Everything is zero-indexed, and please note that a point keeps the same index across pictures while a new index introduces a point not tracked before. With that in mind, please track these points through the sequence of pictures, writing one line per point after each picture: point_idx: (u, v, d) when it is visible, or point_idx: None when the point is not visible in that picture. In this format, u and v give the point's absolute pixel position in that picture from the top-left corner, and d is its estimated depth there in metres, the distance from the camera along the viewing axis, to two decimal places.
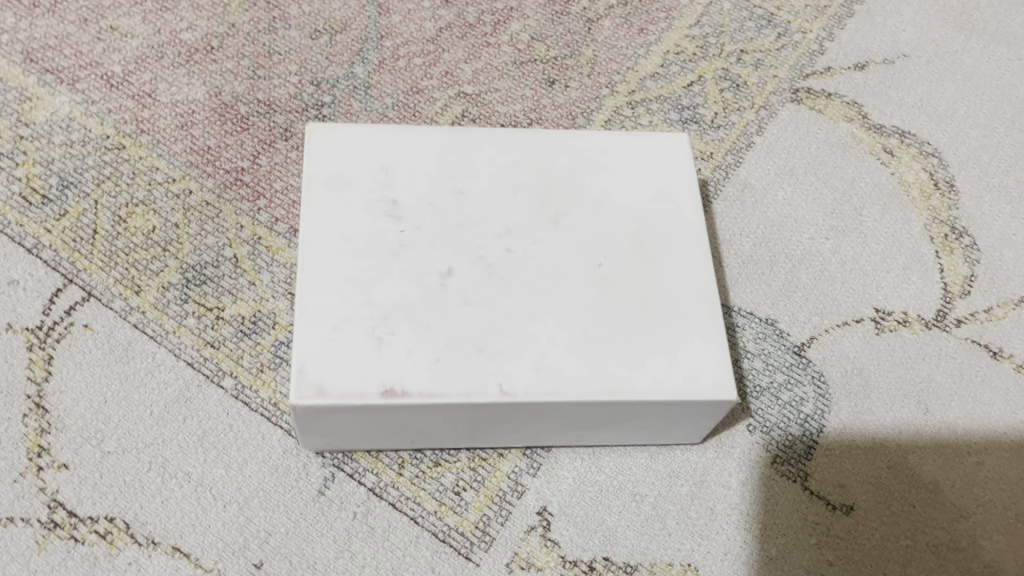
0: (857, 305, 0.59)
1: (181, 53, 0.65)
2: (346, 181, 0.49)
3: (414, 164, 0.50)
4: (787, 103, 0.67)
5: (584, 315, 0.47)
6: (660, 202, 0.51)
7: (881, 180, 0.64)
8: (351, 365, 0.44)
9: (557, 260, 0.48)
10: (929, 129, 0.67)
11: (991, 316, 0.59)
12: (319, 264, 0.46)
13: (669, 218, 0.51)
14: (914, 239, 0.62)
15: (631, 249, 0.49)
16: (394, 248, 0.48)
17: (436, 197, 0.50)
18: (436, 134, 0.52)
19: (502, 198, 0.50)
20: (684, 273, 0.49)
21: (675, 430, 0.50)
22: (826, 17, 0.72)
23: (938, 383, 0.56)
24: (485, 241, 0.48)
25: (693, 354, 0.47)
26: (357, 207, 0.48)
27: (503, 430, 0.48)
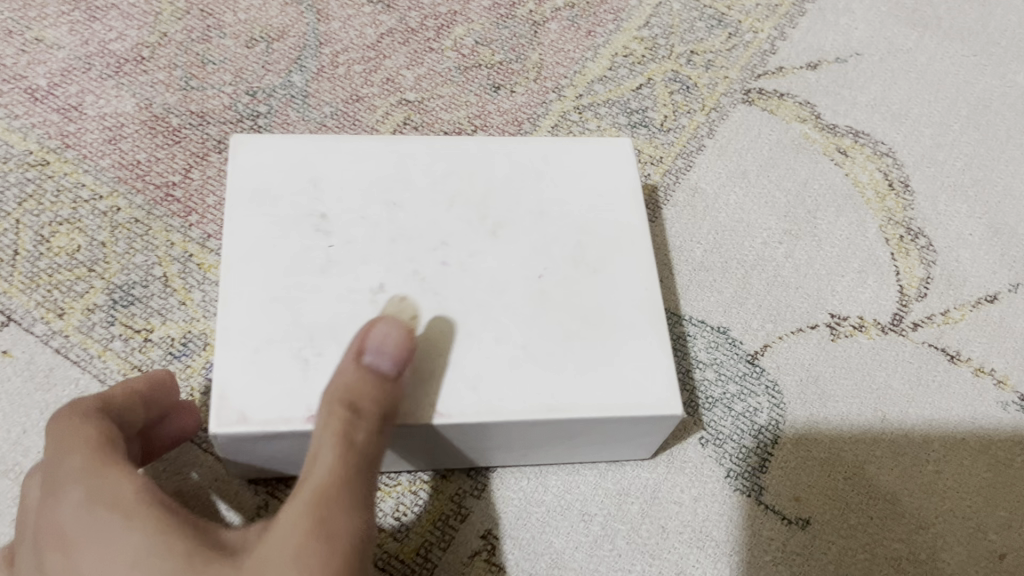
0: (811, 311, 0.57)
1: (110, 64, 0.62)
2: (272, 196, 0.47)
3: (345, 176, 0.48)
4: (737, 105, 0.65)
5: (524, 329, 0.45)
6: (603, 211, 0.49)
7: (834, 182, 0.62)
8: (274, 389, 0.42)
9: (494, 272, 0.46)
10: (883, 128, 0.65)
11: (948, 318, 0.57)
12: (243, 284, 0.44)
13: (612, 227, 0.49)
14: (869, 242, 0.60)
15: (573, 259, 0.47)
16: (322, 264, 0.45)
17: (367, 209, 0.47)
18: (368, 145, 0.50)
19: (437, 209, 0.48)
20: (629, 284, 0.47)
21: (624, 446, 0.48)
22: (777, 16, 0.70)
23: (895, 390, 0.55)
24: (419, 254, 0.46)
25: (638, 368, 0.45)
26: (284, 222, 0.46)
27: (443, 451, 0.46)
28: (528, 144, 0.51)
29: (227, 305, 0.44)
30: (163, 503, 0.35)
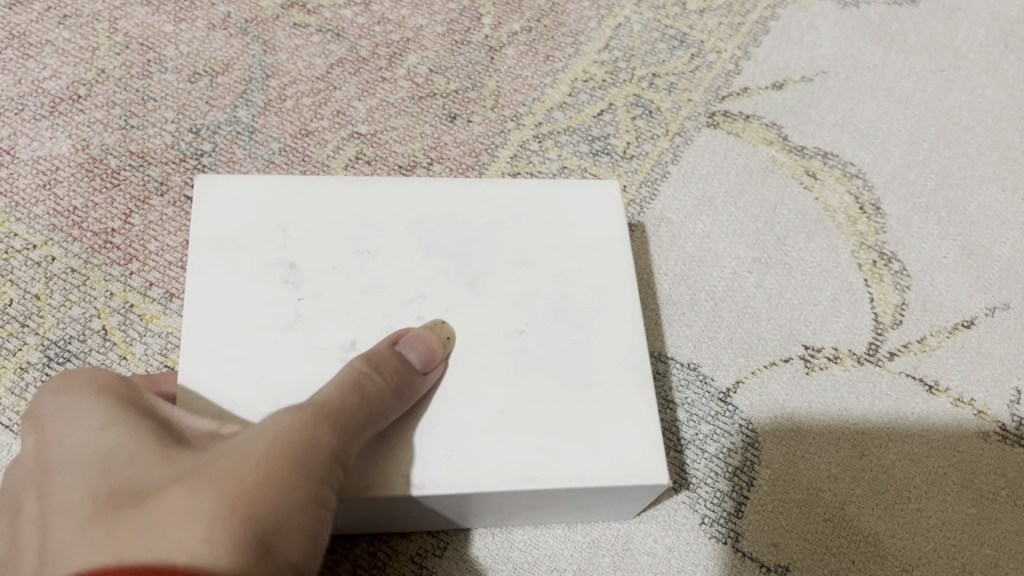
0: (785, 343, 0.55)
1: (44, 104, 0.59)
2: (237, 243, 0.44)
3: (315, 220, 0.45)
4: (702, 128, 0.63)
5: (503, 390, 0.42)
6: (590, 257, 0.46)
7: (804, 206, 0.60)
8: None
9: (473, 327, 0.43)
10: (852, 149, 0.64)
11: (925, 346, 0.55)
12: (204, 342, 0.41)
13: (599, 276, 0.45)
14: (842, 268, 0.58)
15: (557, 312, 0.44)
16: (290, 319, 0.42)
17: (338, 256, 0.44)
18: (341, 187, 0.46)
19: (414, 258, 0.45)
20: (615, 337, 0.44)
21: (606, 509, 0.45)
22: (741, 35, 0.69)
23: (873, 424, 0.53)
24: (394, 309, 0.43)
25: (624, 434, 0.41)
26: (249, 271, 0.43)
27: (402, 516, 0.43)
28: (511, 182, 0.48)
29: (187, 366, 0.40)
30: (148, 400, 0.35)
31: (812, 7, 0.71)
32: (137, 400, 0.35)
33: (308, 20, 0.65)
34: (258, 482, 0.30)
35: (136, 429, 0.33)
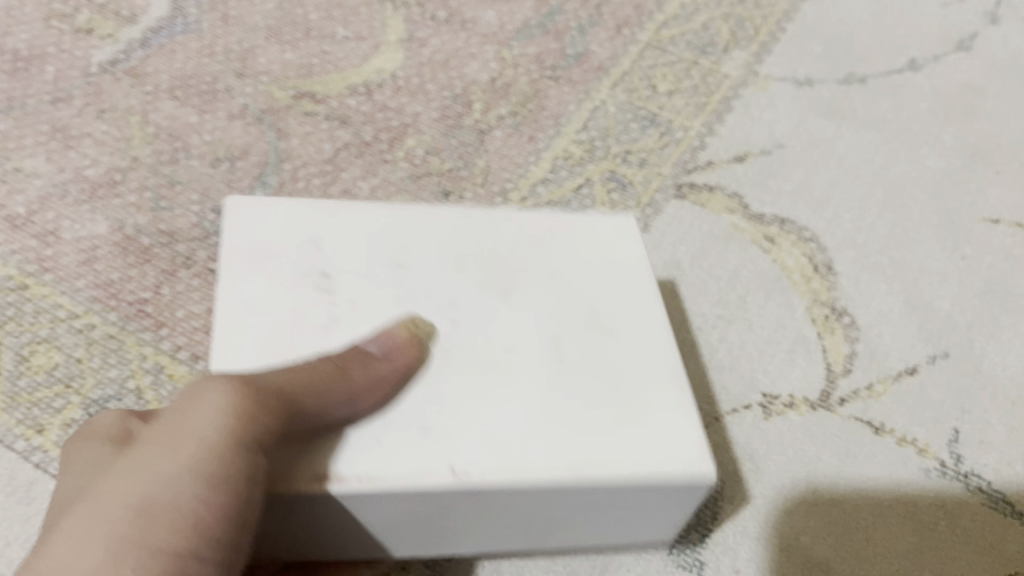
0: (745, 391, 0.61)
1: (84, 189, 0.67)
2: (272, 255, 0.47)
3: (349, 241, 0.49)
4: (671, 200, 0.70)
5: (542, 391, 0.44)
6: (608, 277, 0.50)
7: (763, 267, 0.67)
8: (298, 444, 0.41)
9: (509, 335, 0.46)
10: (806, 215, 0.71)
11: (872, 391, 0.61)
12: (241, 342, 0.44)
13: (618, 292, 0.49)
14: (797, 322, 0.65)
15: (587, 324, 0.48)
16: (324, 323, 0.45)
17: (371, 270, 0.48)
18: (374, 213, 0.50)
19: (445, 271, 0.48)
20: (635, 340, 0.48)
21: (635, 522, 0.48)
22: (706, 114, 0.76)
23: (825, 463, 0.59)
24: (434, 314, 0.46)
25: (644, 426, 0.44)
26: (285, 279, 0.46)
27: (410, 530, 0.44)
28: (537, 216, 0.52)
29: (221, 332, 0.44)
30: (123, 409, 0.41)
31: (771, 86, 0.78)
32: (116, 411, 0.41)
33: (317, 109, 0.73)
34: (124, 496, 0.34)
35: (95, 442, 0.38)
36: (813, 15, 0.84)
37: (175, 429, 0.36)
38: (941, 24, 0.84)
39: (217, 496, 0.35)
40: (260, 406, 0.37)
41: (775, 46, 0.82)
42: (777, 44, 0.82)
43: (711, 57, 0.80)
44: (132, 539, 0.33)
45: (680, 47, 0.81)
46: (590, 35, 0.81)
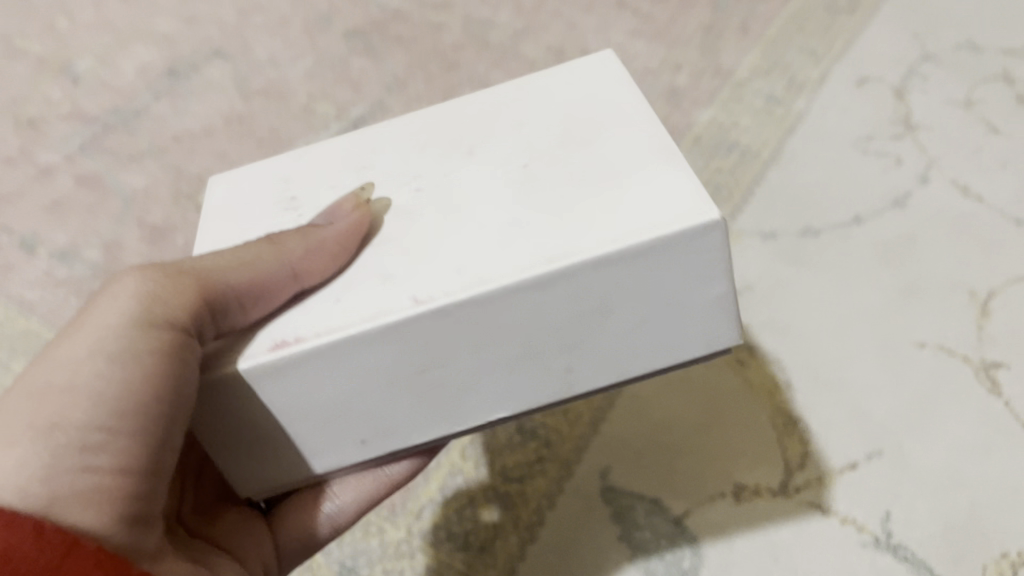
0: (721, 483, 0.80)
1: None
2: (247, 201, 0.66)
3: (315, 168, 0.67)
4: None
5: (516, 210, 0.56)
6: (586, 109, 0.62)
7: (736, 383, 0.86)
8: (314, 318, 0.55)
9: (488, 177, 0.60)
10: (771, 342, 0.89)
11: (822, 482, 0.79)
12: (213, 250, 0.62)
13: (601, 112, 0.61)
14: (762, 428, 0.83)
15: (570, 150, 0.59)
16: (283, 221, 0.63)
17: (335, 181, 0.65)
18: (349, 142, 0.68)
19: (409, 154, 0.65)
20: (613, 126, 0.60)
21: (678, 315, 0.56)
22: None
23: (784, 538, 0.77)
24: (402, 184, 0.62)
25: (632, 186, 0.55)
26: (261, 209, 0.65)
27: (446, 380, 0.56)
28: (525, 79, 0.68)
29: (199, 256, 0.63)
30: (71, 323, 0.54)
31: (741, 240, 0.99)
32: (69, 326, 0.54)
33: None
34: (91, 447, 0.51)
35: (62, 365, 0.52)
36: (778, 180, 1.05)
37: (73, 327, 0.54)
38: (882, 185, 1.04)
39: (117, 375, 0.52)
40: (177, 294, 0.54)
41: (746, 206, 1.02)
42: (747, 205, 1.02)
43: None
44: (47, 415, 0.51)
45: None
46: None
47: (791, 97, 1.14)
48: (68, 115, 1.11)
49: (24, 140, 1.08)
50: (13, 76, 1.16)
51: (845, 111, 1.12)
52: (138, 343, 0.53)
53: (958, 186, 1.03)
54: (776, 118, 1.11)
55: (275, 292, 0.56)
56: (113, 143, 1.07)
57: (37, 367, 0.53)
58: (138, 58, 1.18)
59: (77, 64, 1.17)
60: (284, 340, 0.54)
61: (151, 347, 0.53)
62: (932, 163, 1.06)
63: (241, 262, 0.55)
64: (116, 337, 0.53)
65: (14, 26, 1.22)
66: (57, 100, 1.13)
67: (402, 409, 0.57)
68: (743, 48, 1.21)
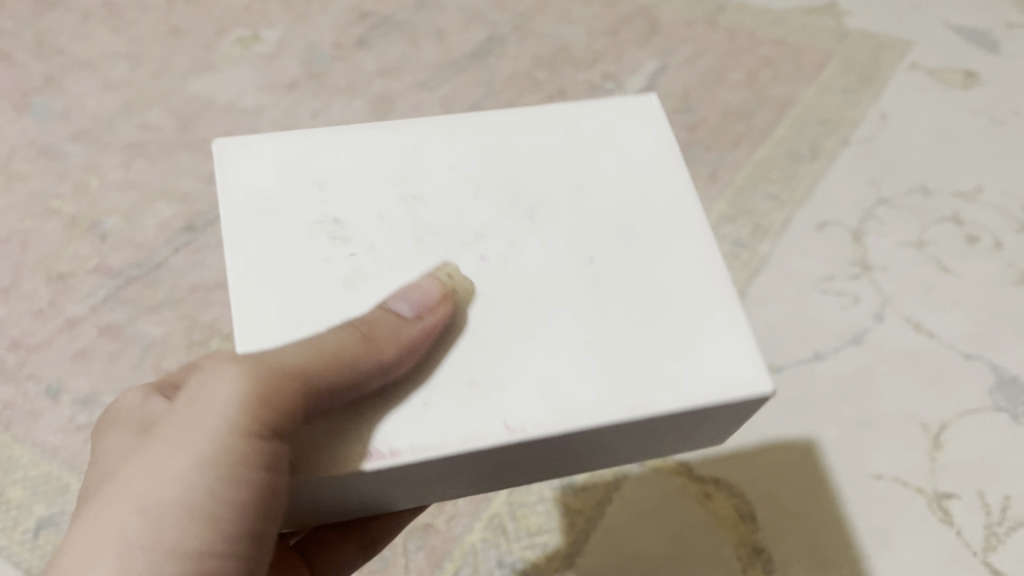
0: None
1: None
2: (278, 204, 0.67)
3: (347, 178, 0.69)
4: (633, 466, 0.98)
5: (604, 327, 0.63)
6: (636, 193, 0.71)
7: (703, 517, 0.95)
8: (415, 429, 0.57)
9: (560, 265, 0.66)
10: (736, 476, 0.98)
11: None
12: (254, 264, 0.64)
13: (654, 202, 0.70)
14: (727, 560, 0.93)
15: (635, 249, 0.67)
16: (334, 247, 0.65)
17: (383, 211, 0.68)
18: (383, 154, 0.71)
19: (466, 202, 0.69)
20: (672, 235, 0.69)
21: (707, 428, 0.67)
22: None
23: None
24: (472, 247, 0.67)
25: (700, 320, 0.64)
26: (299, 225, 0.66)
27: (517, 465, 0.63)
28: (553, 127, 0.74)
29: (238, 268, 0.63)
30: (161, 446, 0.53)
31: None
32: (156, 450, 0.53)
33: None
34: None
35: (158, 498, 0.52)
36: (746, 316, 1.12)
37: (166, 446, 0.53)
38: (841, 322, 1.12)
39: (214, 502, 0.53)
40: (268, 408, 0.54)
41: None
42: None
43: None
44: (149, 552, 0.50)
45: None
46: None
47: (756, 241, 1.24)
48: (94, 270, 1.22)
49: (53, 294, 1.19)
50: (46, 233, 1.28)
51: (807, 253, 1.22)
52: (234, 464, 0.53)
53: (912, 323, 1.11)
54: (742, 261, 1.21)
55: (367, 383, 0.56)
56: (133, 295, 1.18)
57: (128, 485, 0.52)
58: (160, 215, 1.30)
59: (104, 221, 1.29)
60: (378, 452, 0.56)
61: (252, 468, 0.53)
62: (888, 300, 1.15)
63: (334, 361, 0.55)
64: (212, 465, 0.53)
65: (49, 187, 1.35)
66: (85, 254, 1.24)
67: (460, 484, 0.65)
68: (711, 197, 1.31)
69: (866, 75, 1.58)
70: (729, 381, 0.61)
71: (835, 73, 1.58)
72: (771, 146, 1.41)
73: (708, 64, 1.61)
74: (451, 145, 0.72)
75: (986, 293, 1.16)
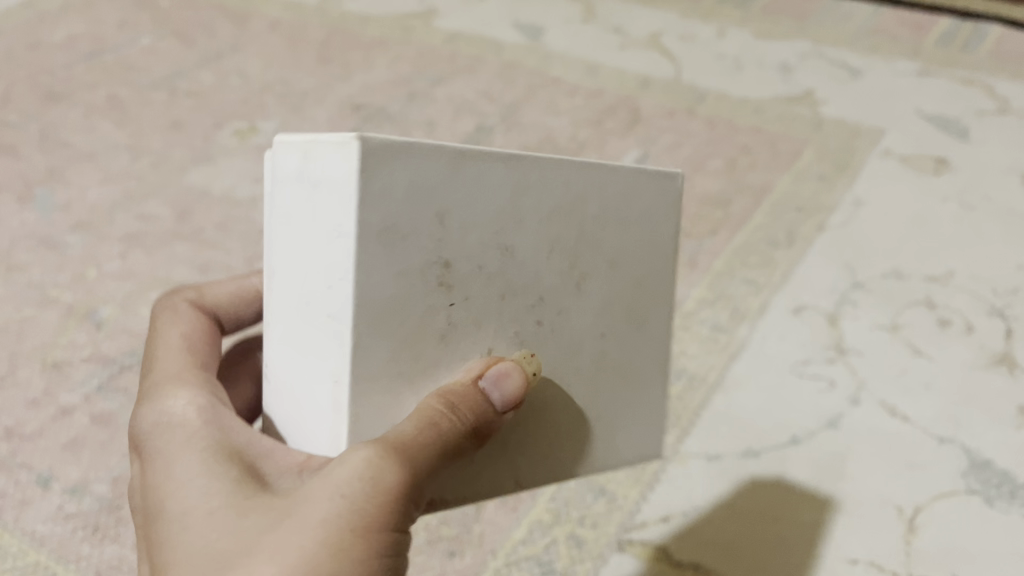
0: None
1: None
2: (397, 234, 0.58)
3: (467, 211, 0.62)
4: (614, 551, 0.99)
5: (589, 408, 0.80)
6: (646, 276, 0.80)
7: None
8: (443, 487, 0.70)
9: (580, 343, 0.76)
10: (715, 561, 0.98)
11: None
12: (369, 321, 0.58)
13: (652, 286, 0.81)
14: None
15: (627, 334, 0.80)
16: (434, 301, 0.62)
17: (484, 261, 0.65)
18: (501, 180, 0.63)
19: (544, 262, 0.70)
20: (651, 323, 0.83)
21: None
22: (640, 484, 1.05)
23: None
24: (531, 311, 0.70)
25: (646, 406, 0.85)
26: (415, 271, 0.60)
27: None
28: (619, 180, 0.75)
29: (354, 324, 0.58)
30: (316, 540, 0.54)
31: (687, 461, 1.08)
32: (309, 543, 0.54)
33: None
34: None
35: None
36: (722, 403, 1.15)
37: (322, 539, 0.54)
38: (816, 407, 1.15)
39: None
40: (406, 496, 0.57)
41: (694, 428, 1.12)
42: (694, 427, 1.12)
43: None
44: None
45: None
46: None
47: (733, 325, 1.27)
48: (89, 358, 1.25)
49: (48, 382, 1.22)
50: (43, 322, 1.31)
51: (783, 337, 1.25)
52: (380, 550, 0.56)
53: (886, 407, 1.14)
54: (719, 345, 1.24)
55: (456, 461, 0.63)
56: (126, 383, 1.21)
57: None
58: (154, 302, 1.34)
59: (101, 310, 1.33)
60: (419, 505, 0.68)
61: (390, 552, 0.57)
62: (862, 384, 1.18)
63: (443, 449, 0.60)
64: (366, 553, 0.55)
65: (48, 277, 1.39)
66: (80, 343, 1.27)
67: None
68: (691, 282, 1.35)
69: (840, 162, 1.63)
70: (647, 447, 0.87)
71: (811, 160, 1.64)
72: (749, 232, 1.45)
73: (687, 153, 1.67)
74: (550, 183, 0.67)
75: (958, 376, 1.18)
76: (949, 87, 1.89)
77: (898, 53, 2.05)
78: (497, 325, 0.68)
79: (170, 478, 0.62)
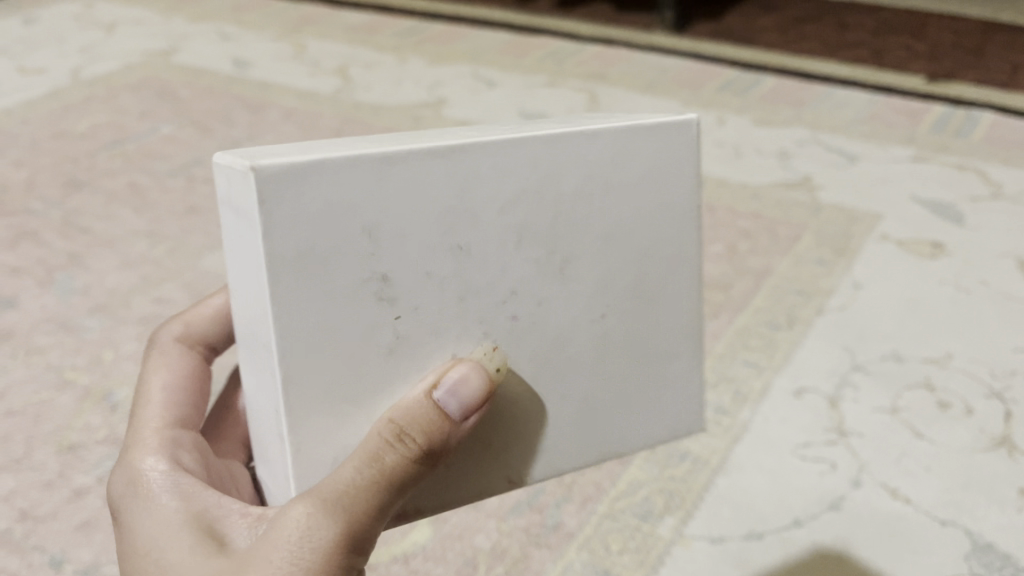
0: None
1: None
2: (315, 255, 0.66)
3: (392, 221, 0.68)
4: None
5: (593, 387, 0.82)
6: (643, 245, 0.80)
7: None
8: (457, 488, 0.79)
9: (569, 324, 0.79)
10: None
11: None
12: (298, 335, 0.67)
13: (658, 242, 0.81)
14: None
15: (630, 308, 0.82)
16: (376, 303, 0.69)
17: (434, 267, 0.71)
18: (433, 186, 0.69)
19: (508, 254, 0.74)
20: (665, 292, 0.83)
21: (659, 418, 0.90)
22: (645, 567, 1.06)
23: None
24: (505, 300, 0.75)
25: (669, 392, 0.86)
26: (353, 291, 0.68)
27: None
28: (595, 151, 0.76)
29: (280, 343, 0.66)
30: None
31: (692, 544, 1.09)
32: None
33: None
34: None
35: None
36: (725, 486, 1.17)
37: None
38: (818, 490, 1.16)
39: None
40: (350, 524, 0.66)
41: (698, 510, 1.13)
42: (698, 509, 1.14)
43: (650, 522, 1.12)
44: None
45: (626, 516, 1.13)
46: (563, 509, 1.15)
47: (736, 408, 1.29)
48: (103, 441, 1.28)
49: (62, 465, 1.24)
50: (59, 404, 1.34)
51: (784, 419, 1.27)
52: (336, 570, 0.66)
53: (889, 489, 1.16)
54: (723, 427, 1.26)
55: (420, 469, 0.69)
56: None
57: None
58: None
59: (116, 392, 1.36)
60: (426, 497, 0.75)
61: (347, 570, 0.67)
62: (865, 466, 1.19)
63: (384, 471, 0.67)
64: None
65: (66, 360, 1.43)
66: (95, 426, 1.30)
67: None
68: None
69: (839, 247, 1.67)
70: (679, 423, 0.87)
71: (809, 245, 1.68)
72: (749, 315, 1.49)
73: None
74: (499, 171, 0.71)
75: (958, 458, 1.20)
76: (944, 173, 1.94)
77: (892, 140, 2.11)
78: (460, 329, 0.73)
79: (142, 532, 0.74)
